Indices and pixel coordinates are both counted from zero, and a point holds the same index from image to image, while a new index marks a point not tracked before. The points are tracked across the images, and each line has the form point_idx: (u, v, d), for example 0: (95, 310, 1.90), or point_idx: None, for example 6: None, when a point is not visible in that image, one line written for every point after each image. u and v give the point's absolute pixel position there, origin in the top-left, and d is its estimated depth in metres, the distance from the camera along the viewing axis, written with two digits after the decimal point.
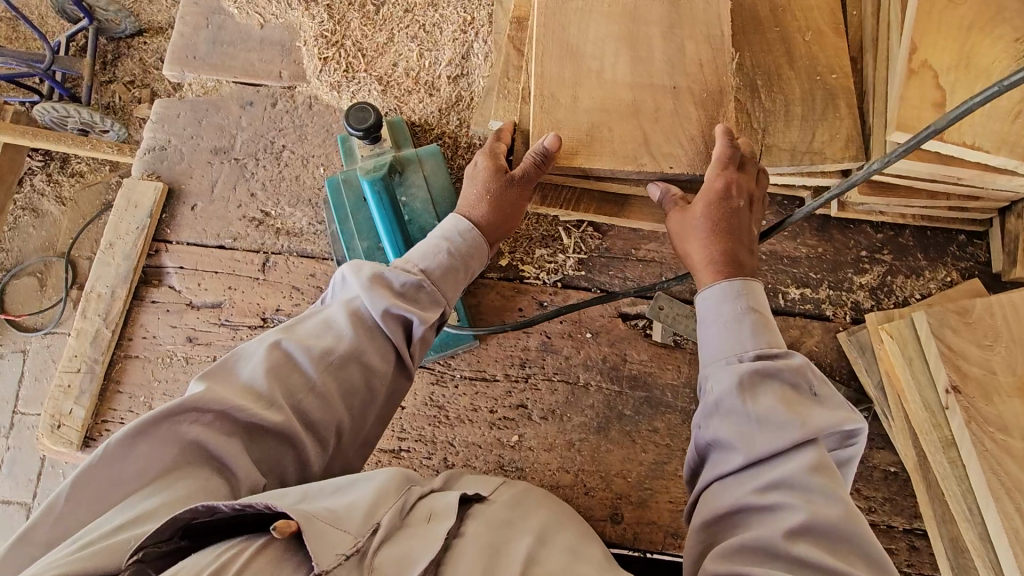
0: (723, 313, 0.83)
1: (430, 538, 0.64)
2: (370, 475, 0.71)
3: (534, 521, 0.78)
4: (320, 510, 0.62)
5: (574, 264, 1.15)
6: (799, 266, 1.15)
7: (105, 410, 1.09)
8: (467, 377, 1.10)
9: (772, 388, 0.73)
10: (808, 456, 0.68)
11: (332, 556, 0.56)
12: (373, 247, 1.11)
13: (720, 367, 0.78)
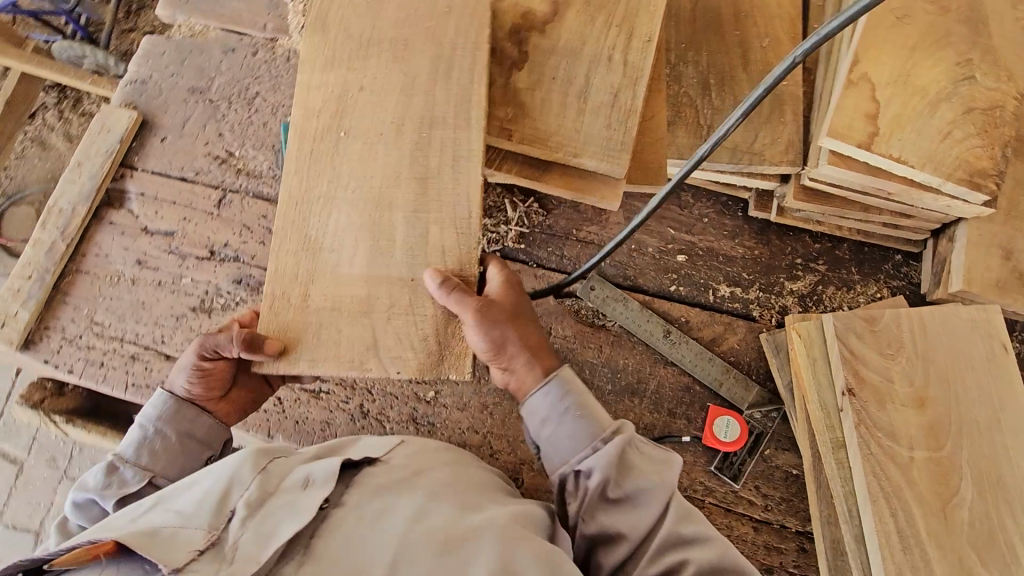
0: (553, 410, 0.84)
1: (298, 511, 0.64)
2: (222, 461, 0.70)
3: (428, 475, 0.78)
4: (168, 520, 0.62)
5: (514, 237, 1.20)
6: (732, 265, 1.18)
7: (50, 317, 1.15)
8: None
9: (631, 469, 0.79)
10: (672, 513, 0.77)
11: (185, 553, 0.57)
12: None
13: (577, 462, 0.81)
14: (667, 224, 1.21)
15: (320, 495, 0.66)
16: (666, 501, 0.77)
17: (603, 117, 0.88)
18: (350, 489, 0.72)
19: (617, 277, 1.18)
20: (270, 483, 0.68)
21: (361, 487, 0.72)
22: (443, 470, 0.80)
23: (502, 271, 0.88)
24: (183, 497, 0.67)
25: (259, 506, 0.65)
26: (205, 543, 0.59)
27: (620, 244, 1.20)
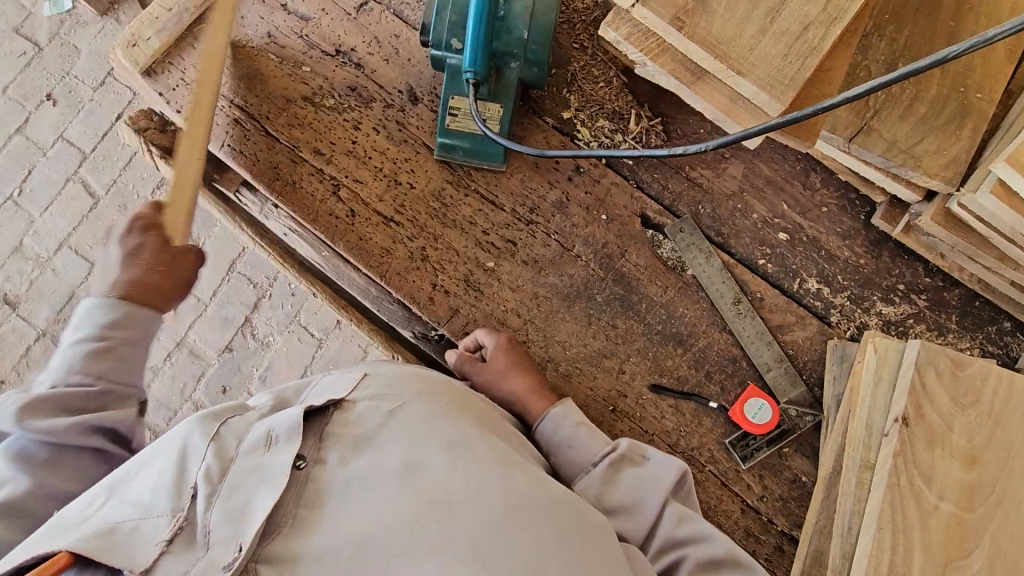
0: (555, 436, 0.98)
1: (269, 475, 0.71)
2: (173, 433, 0.76)
3: (402, 413, 0.81)
4: (127, 512, 0.67)
5: (626, 150, 1.15)
6: (830, 265, 1.11)
7: (174, 55, 1.18)
8: (479, 193, 1.13)
9: (623, 475, 0.92)
10: (670, 515, 0.87)
11: (151, 551, 0.64)
12: (457, 25, 1.03)
13: (585, 478, 0.94)
14: (782, 198, 1.13)
15: (289, 457, 0.72)
16: (660, 502, 0.88)
17: (783, 45, 0.80)
18: (328, 440, 0.77)
19: (710, 229, 1.12)
20: (231, 449, 0.74)
21: (340, 441, 0.77)
22: (417, 403, 0.83)
23: (494, 337, 1.04)
24: (137, 485, 0.71)
25: (221, 480, 0.70)
26: (170, 532, 0.65)
27: (728, 198, 1.13)
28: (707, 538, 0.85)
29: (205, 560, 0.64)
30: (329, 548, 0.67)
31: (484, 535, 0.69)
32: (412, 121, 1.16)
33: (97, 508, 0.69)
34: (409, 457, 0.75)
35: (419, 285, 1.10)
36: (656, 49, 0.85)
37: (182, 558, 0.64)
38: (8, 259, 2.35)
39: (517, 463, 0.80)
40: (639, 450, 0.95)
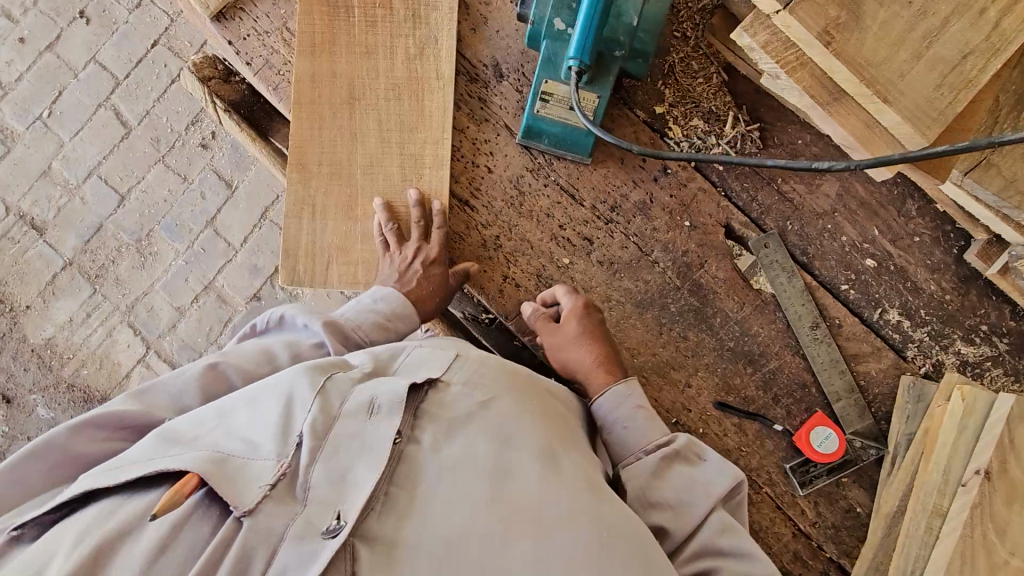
0: (617, 413, 0.93)
1: (371, 445, 0.71)
2: (280, 376, 0.78)
3: (493, 410, 0.81)
4: (235, 446, 0.69)
5: (718, 155, 1.08)
6: (915, 297, 1.07)
7: (247, 1, 1.10)
8: (559, 185, 1.08)
9: (673, 472, 0.85)
10: (715, 524, 0.80)
11: (257, 492, 0.65)
12: (563, 3, 0.96)
13: (633, 462, 0.87)
14: (874, 222, 1.08)
15: (390, 429, 0.72)
16: (708, 507, 0.81)
17: (936, 74, 0.73)
18: (420, 420, 0.78)
19: (796, 247, 1.08)
20: (336, 405, 0.75)
21: (431, 423, 0.78)
22: (509, 402, 0.83)
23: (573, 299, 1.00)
24: (242, 420, 0.73)
25: (326, 437, 0.71)
26: (274, 478, 0.67)
27: (818, 217, 1.08)
28: (747, 549, 0.78)
29: (306, 518, 0.64)
30: (422, 538, 0.67)
31: (569, 549, 0.69)
32: (496, 100, 1.09)
33: (205, 430, 0.72)
34: (501, 461, 0.76)
35: (490, 275, 1.06)
36: (795, 63, 0.78)
37: (283, 508, 0.65)
38: (35, 183, 2.29)
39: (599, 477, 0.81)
40: (696, 448, 0.89)
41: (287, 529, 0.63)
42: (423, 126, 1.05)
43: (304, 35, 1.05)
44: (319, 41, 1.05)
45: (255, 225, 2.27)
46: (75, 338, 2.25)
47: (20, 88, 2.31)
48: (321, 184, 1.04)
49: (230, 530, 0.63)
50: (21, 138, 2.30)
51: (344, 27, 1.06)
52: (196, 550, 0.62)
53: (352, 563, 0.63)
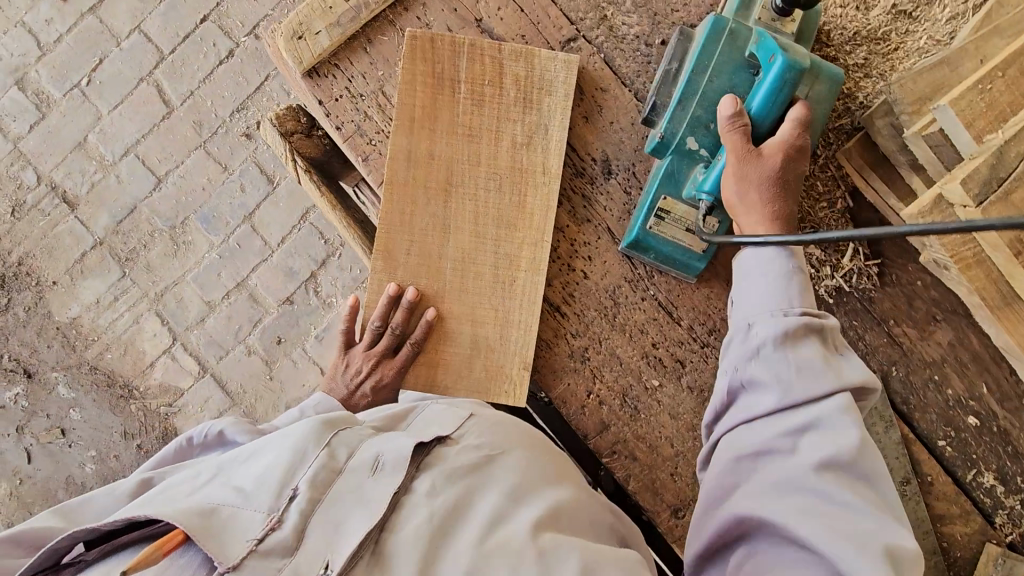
0: (774, 267, 0.80)
1: (367, 500, 0.68)
2: (291, 428, 0.76)
3: (503, 462, 0.77)
4: (228, 498, 0.68)
5: (829, 287, 1.01)
6: (1014, 463, 1.02)
7: (343, 57, 1.00)
8: (657, 299, 1.01)
9: (807, 342, 0.74)
10: (838, 400, 0.69)
11: (242, 546, 0.62)
12: (700, 122, 0.87)
13: (765, 316, 0.77)
14: (983, 379, 1.01)
15: (391, 486, 0.69)
16: (827, 388, 0.69)
17: None
18: (422, 470, 0.74)
19: (897, 395, 1.02)
20: (341, 460, 0.73)
21: (433, 469, 0.73)
22: (520, 455, 0.79)
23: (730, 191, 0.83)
24: (242, 473, 0.72)
25: (325, 491, 0.69)
26: (261, 531, 0.64)
27: (926, 366, 1.01)
28: (851, 428, 0.66)
29: (292, 572, 0.62)
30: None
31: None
32: (600, 200, 1.00)
33: (203, 485, 0.72)
34: (501, 510, 0.71)
35: (573, 389, 1.00)
36: (970, 259, 0.70)
37: (265, 562, 0.62)
38: (69, 154, 2.19)
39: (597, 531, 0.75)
40: (839, 342, 0.76)
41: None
42: (524, 223, 0.97)
43: (403, 108, 0.96)
44: (419, 115, 0.96)
45: (294, 226, 2.19)
46: (101, 320, 2.20)
47: (59, 49, 2.18)
48: (409, 273, 0.98)
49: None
50: (57, 104, 2.19)
51: (447, 101, 0.97)
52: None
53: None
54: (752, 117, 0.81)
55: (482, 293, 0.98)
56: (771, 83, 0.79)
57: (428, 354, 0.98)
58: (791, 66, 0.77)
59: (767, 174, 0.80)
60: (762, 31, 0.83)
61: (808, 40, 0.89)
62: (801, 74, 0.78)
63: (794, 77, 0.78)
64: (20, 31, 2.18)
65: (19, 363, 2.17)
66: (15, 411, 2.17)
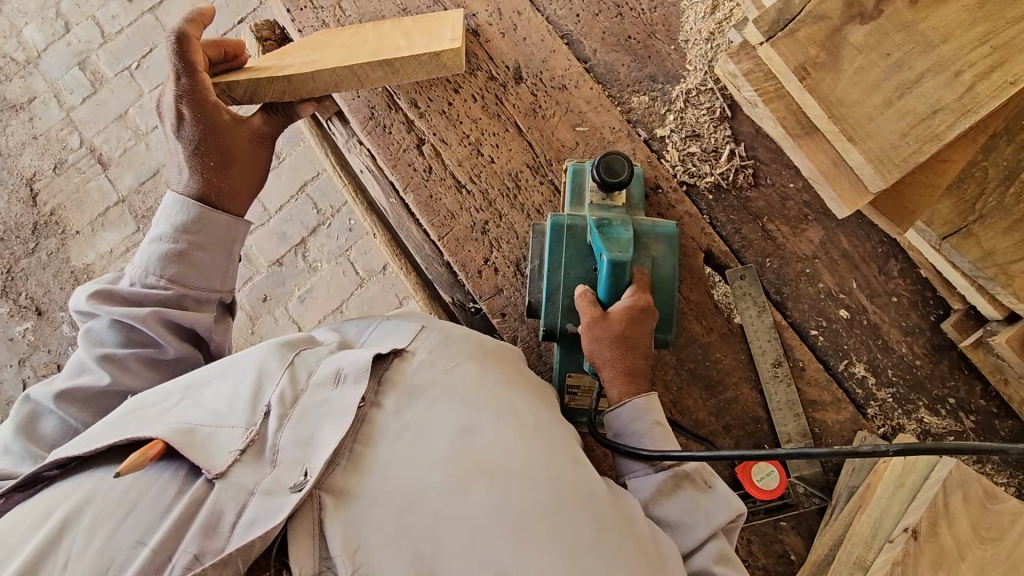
0: (634, 429, 0.85)
1: (337, 411, 0.69)
2: (248, 351, 0.76)
3: (457, 375, 0.78)
4: (202, 417, 0.67)
5: (709, 183, 1.13)
6: (884, 355, 1.07)
7: None
8: (553, 184, 1.14)
9: (680, 494, 0.80)
10: (706, 548, 0.75)
11: (226, 456, 0.63)
12: (572, 309, 0.95)
13: (639, 477, 0.84)
14: (854, 275, 1.09)
15: (356, 394, 0.70)
16: (704, 535, 0.75)
17: (905, 122, 0.79)
18: (385, 386, 0.75)
19: (771, 286, 1.10)
20: (302, 380, 0.73)
21: (395, 387, 0.75)
22: (475, 366, 0.80)
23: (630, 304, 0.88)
24: (209, 394, 0.71)
25: (293, 406, 0.69)
26: (243, 443, 0.65)
27: (799, 260, 1.10)
28: (694, 528, 0.76)
29: (273, 477, 0.62)
30: (383, 492, 0.63)
31: (524, 502, 0.64)
32: (510, 99, 1.17)
33: (169, 405, 0.70)
34: (463, 420, 0.72)
35: (473, 256, 1.13)
36: (773, 93, 0.87)
37: (253, 468, 0.63)
38: (111, 123, 2.51)
39: (562, 439, 0.75)
40: (709, 474, 0.82)
41: (256, 485, 0.62)
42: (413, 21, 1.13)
43: (303, 43, 1.10)
44: (318, 42, 1.09)
45: (292, 196, 2.41)
46: (112, 268, 2.41)
47: (117, 38, 2.55)
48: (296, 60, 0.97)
49: (201, 490, 0.61)
50: (108, 82, 2.53)
51: (340, 34, 1.12)
52: (164, 509, 0.59)
53: (319, 514, 0.61)
54: (602, 302, 0.90)
55: (338, 40, 1.07)
56: (604, 277, 0.89)
57: (293, 83, 0.92)
58: (615, 263, 0.88)
59: (619, 337, 0.85)
60: (594, 218, 0.95)
61: (640, 209, 1.03)
62: (628, 266, 0.88)
63: (620, 269, 0.88)
64: (87, 22, 2.56)
65: (33, 301, 2.39)
66: (18, 344, 2.34)
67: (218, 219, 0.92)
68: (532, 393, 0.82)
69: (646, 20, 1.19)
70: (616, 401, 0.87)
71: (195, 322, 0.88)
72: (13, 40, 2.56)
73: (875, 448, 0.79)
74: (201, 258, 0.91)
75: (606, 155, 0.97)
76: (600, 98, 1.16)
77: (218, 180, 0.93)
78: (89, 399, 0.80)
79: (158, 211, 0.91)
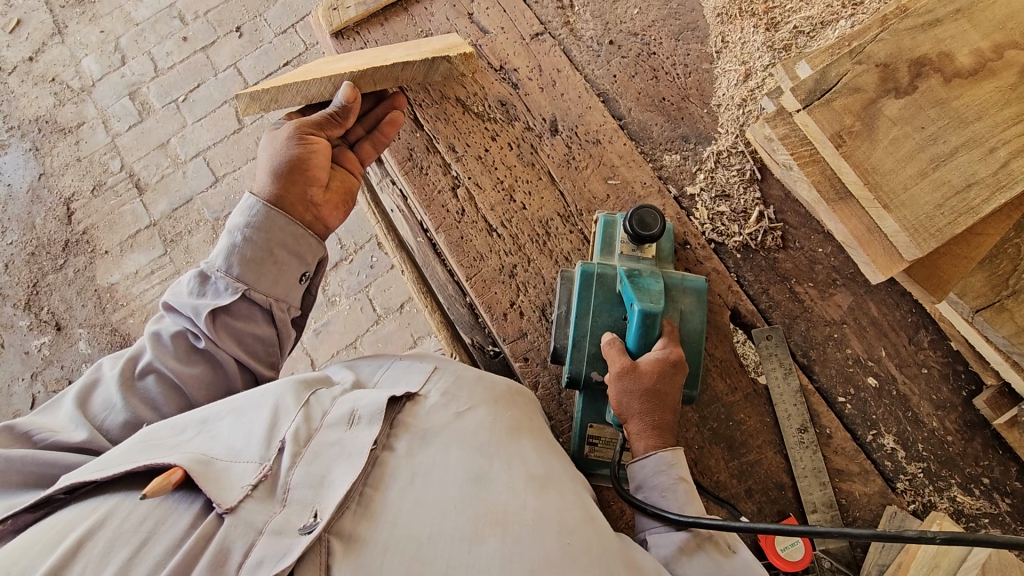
0: (655, 484, 0.83)
1: (351, 452, 0.68)
2: (265, 388, 0.76)
3: (468, 421, 0.77)
4: (219, 451, 0.68)
5: (737, 243, 1.14)
6: (914, 429, 1.04)
7: (364, 29, 1.31)
8: (583, 233, 1.16)
9: (701, 555, 0.77)
10: None
11: (238, 491, 0.63)
12: (598, 358, 0.95)
13: (660, 534, 0.81)
14: (882, 343, 1.07)
15: (369, 435, 0.70)
16: None
17: (939, 195, 0.80)
18: (398, 429, 0.74)
19: (798, 349, 1.08)
20: (316, 418, 0.72)
21: (408, 431, 0.74)
22: (487, 413, 0.79)
23: (663, 353, 0.87)
24: (226, 431, 0.71)
25: (306, 444, 0.69)
26: (256, 479, 0.65)
27: (826, 324, 1.09)
28: None
29: (283, 516, 0.62)
30: (394, 537, 0.62)
31: (536, 554, 0.62)
32: (545, 149, 1.20)
33: (187, 437, 0.71)
34: (475, 466, 0.70)
35: (499, 298, 1.14)
36: (808, 159, 0.88)
37: (264, 506, 0.63)
38: (151, 151, 2.61)
39: (574, 497, 0.73)
40: (732, 540, 0.80)
41: (266, 524, 0.61)
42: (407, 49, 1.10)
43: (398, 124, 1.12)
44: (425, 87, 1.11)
45: None
46: (134, 289, 2.45)
47: (168, 73, 2.69)
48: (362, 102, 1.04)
49: (210, 526, 0.60)
50: (155, 113, 2.65)
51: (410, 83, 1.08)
52: (177, 540, 0.59)
53: (326, 558, 0.59)
54: (631, 352, 0.89)
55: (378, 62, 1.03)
56: (636, 328, 0.88)
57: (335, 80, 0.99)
58: (647, 313, 0.88)
59: (648, 390, 0.84)
60: (625, 269, 0.96)
61: (669, 263, 1.03)
62: (659, 317, 0.88)
63: (651, 321, 0.88)
64: (142, 57, 2.70)
65: (54, 316, 2.42)
66: (34, 358, 2.36)
67: (286, 224, 0.95)
68: (543, 445, 0.81)
69: (680, 85, 1.23)
70: (640, 453, 0.85)
71: (236, 319, 0.92)
72: (72, 69, 2.71)
73: (920, 533, 0.78)
74: (277, 252, 0.94)
75: (639, 208, 0.99)
76: (632, 154, 1.19)
77: (294, 202, 0.97)
78: (149, 392, 0.86)
79: (234, 210, 0.94)
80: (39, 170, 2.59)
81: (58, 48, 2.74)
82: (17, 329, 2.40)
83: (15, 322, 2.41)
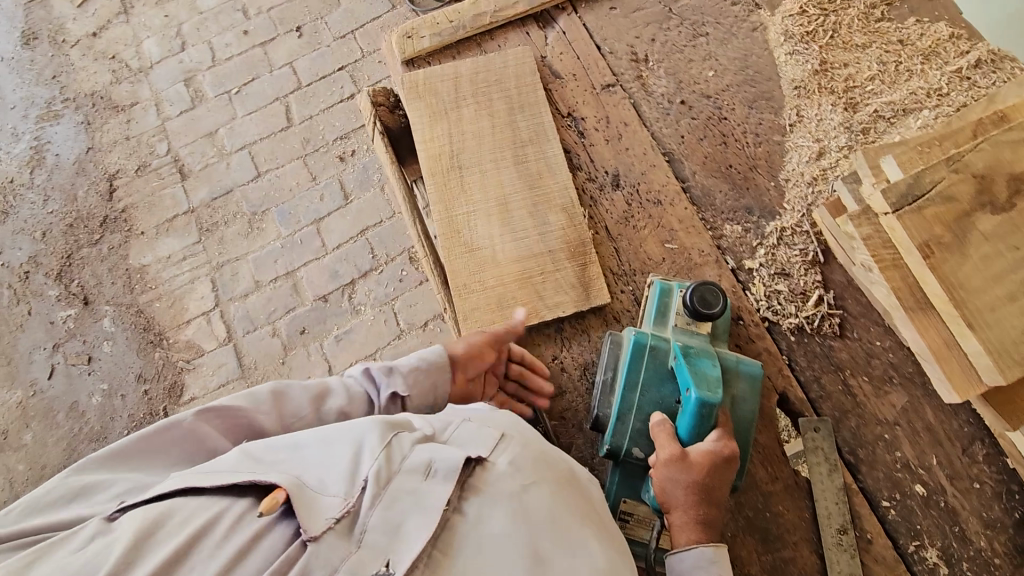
0: None
1: (427, 506, 0.67)
2: (356, 422, 0.77)
3: (538, 491, 0.73)
4: (312, 476, 0.70)
5: (792, 325, 1.10)
6: (961, 546, 0.99)
7: (435, 59, 1.31)
8: (634, 295, 1.13)
9: None
10: None
11: (323, 521, 0.64)
12: (642, 434, 0.92)
13: None
14: (934, 451, 1.03)
15: (444, 491, 0.68)
16: None
17: None
18: (468, 491, 0.71)
19: (846, 445, 1.04)
20: (397, 459, 0.72)
21: (478, 494, 0.71)
22: (561, 477, 0.78)
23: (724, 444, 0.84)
24: (317, 458, 0.73)
25: (385, 486, 0.69)
26: (340, 512, 0.66)
27: (877, 423, 1.05)
28: None
29: (359, 556, 0.63)
30: None
31: None
32: (605, 203, 1.19)
33: (284, 457, 0.73)
34: (536, 545, 0.68)
35: (541, 351, 1.11)
36: (889, 263, 0.85)
37: (343, 544, 0.64)
38: (198, 138, 2.63)
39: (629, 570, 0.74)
40: None
41: (342, 561, 0.62)
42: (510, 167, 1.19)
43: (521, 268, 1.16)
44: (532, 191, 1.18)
45: (352, 237, 2.46)
46: (164, 273, 2.46)
47: (225, 64, 2.72)
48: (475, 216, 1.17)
49: (295, 550, 0.63)
50: (207, 101, 2.68)
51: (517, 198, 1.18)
52: (269, 557, 0.63)
53: None
54: (682, 440, 0.86)
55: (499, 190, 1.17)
56: (689, 414, 0.85)
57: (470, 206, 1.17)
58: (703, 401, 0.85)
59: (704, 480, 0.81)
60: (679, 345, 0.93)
61: (723, 341, 1.00)
62: (716, 407, 0.85)
63: (707, 410, 0.85)
64: (202, 45, 2.74)
65: (82, 290, 2.43)
66: (58, 329, 2.38)
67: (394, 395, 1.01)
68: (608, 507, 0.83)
69: (749, 154, 1.21)
70: (680, 545, 0.81)
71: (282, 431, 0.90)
72: (132, 49, 2.75)
73: None
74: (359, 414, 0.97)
75: (700, 284, 0.97)
76: (693, 220, 1.16)
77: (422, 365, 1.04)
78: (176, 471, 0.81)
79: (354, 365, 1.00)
80: (88, 144, 2.63)
81: (122, 27, 2.79)
82: (46, 298, 2.42)
83: (44, 291, 2.43)
